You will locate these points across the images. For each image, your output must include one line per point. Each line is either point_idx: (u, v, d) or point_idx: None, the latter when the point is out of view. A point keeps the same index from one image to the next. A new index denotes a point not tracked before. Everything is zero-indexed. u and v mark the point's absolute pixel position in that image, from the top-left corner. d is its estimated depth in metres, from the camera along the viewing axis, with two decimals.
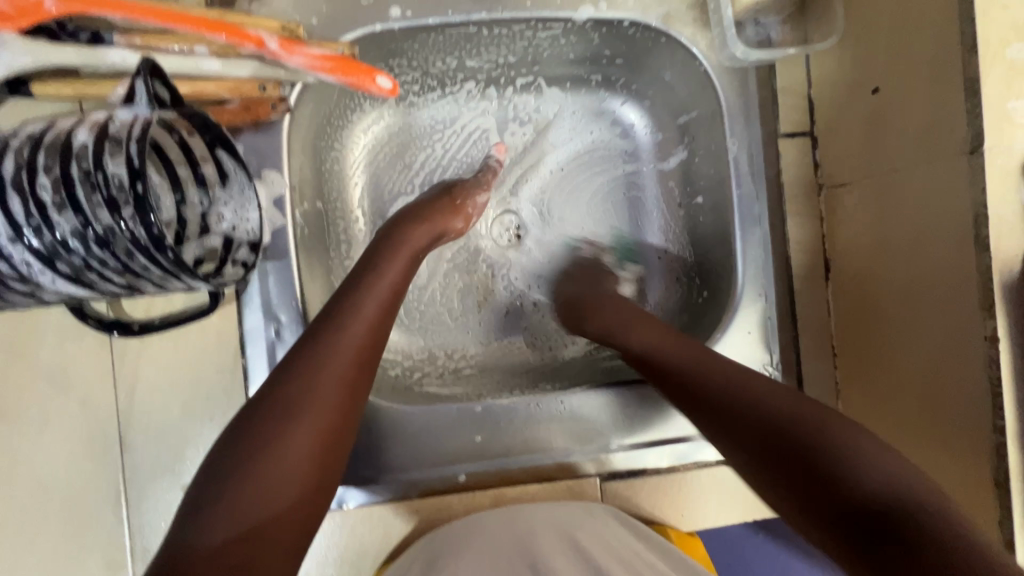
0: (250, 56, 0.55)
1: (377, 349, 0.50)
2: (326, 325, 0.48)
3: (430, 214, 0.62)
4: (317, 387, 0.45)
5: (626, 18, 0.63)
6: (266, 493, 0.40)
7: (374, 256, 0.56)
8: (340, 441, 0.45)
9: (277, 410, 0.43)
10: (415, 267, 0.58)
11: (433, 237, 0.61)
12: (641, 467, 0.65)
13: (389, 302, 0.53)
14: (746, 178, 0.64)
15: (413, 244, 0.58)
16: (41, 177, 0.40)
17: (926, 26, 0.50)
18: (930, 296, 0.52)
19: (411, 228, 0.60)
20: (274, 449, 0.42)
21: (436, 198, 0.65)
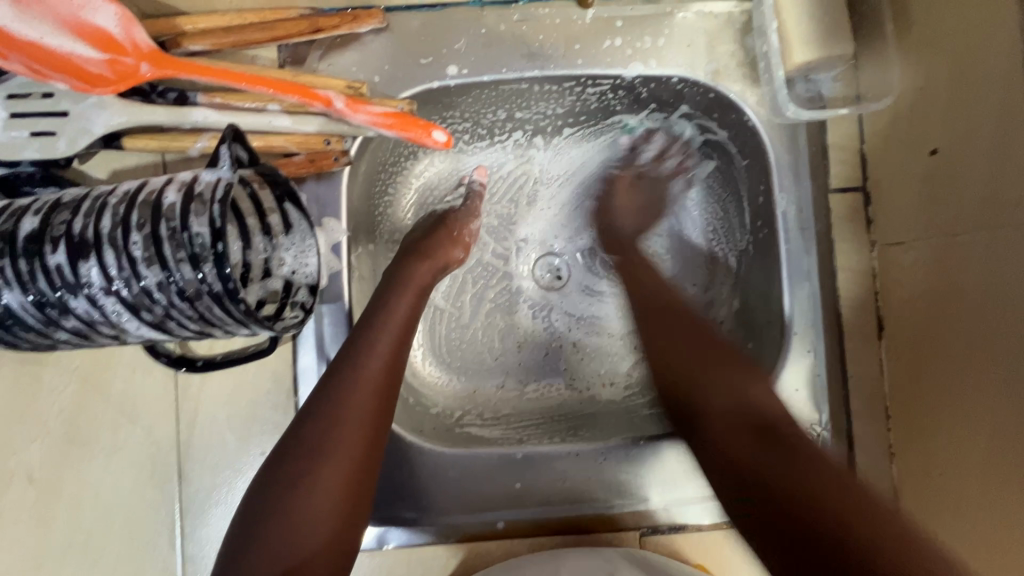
0: (318, 113, 0.59)
1: (396, 381, 0.51)
2: (344, 359, 0.50)
3: (431, 250, 0.64)
4: (341, 423, 0.46)
5: (675, 74, 0.64)
6: (301, 524, 0.43)
7: (384, 291, 0.57)
8: (365, 480, 0.46)
9: (303, 449, 0.45)
10: (424, 300, 0.59)
11: (437, 270, 0.63)
12: (681, 523, 0.63)
13: (404, 332, 0.54)
14: (794, 232, 0.64)
15: (420, 280, 0.60)
16: (134, 234, 0.44)
17: (988, 94, 0.49)
18: (995, 365, 0.50)
19: (415, 266, 0.61)
20: (307, 487, 0.44)
21: (434, 232, 0.66)
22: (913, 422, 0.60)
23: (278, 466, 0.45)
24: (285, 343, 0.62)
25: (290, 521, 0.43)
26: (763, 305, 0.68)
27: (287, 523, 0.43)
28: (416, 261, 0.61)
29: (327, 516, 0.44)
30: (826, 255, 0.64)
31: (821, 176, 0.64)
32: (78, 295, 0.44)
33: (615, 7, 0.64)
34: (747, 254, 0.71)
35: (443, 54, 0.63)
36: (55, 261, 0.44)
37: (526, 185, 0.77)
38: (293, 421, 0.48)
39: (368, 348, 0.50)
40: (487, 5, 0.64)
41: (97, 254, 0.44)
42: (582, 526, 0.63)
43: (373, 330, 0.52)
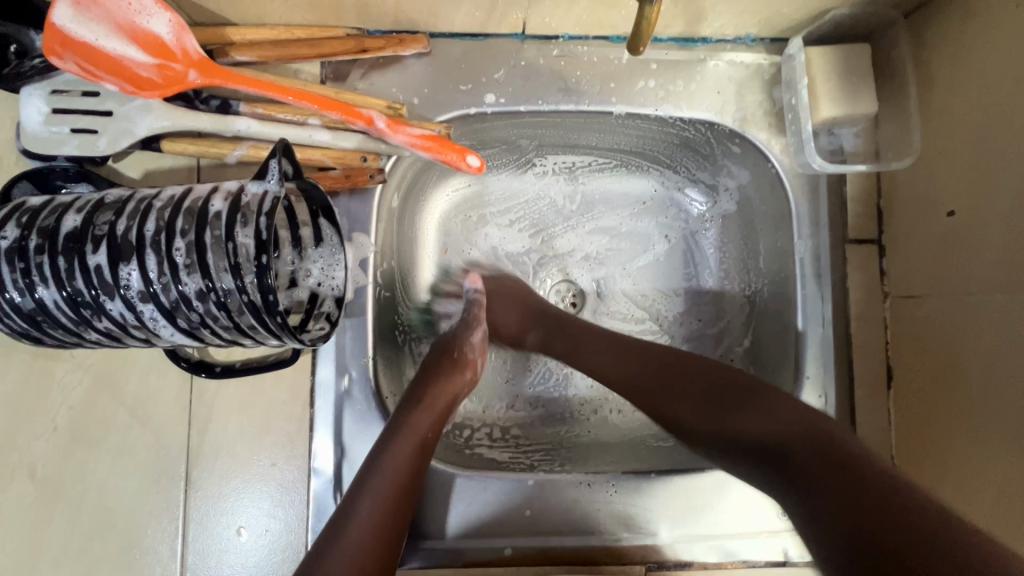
0: (358, 130, 0.60)
1: (390, 550, 0.48)
2: (339, 519, 0.47)
3: (437, 387, 0.61)
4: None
5: (703, 118, 0.67)
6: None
7: (383, 444, 0.53)
8: None
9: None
10: (428, 451, 0.55)
11: (440, 416, 0.59)
12: (689, 560, 0.63)
13: (402, 484, 0.51)
14: (811, 279, 0.66)
15: (427, 426, 0.56)
16: (177, 240, 0.44)
17: (1005, 165, 0.52)
18: (1006, 426, 0.52)
19: (415, 414, 0.57)
20: None
21: (435, 360, 0.65)
22: (920, 472, 0.61)
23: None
24: (304, 354, 0.62)
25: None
26: (777, 346, 0.70)
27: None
28: (418, 407, 0.58)
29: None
30: (841, 303, 0.66)
31: (839, 225, 0.66)
32: (116, 297, 0.45)
33: (651, 49, 0.66)
34: (761, 294, 0.73)
35: (481, 82, 0.65)
36: (95, 261, 0.44)
37: (547, 210, 0.79)
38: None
39: (367, 501, 0.49)
40: (528, 38, 0.66)
41: (139, 258, 0.44)
42: (588, 556, 0.62)
43: (362, 496, 0.49)
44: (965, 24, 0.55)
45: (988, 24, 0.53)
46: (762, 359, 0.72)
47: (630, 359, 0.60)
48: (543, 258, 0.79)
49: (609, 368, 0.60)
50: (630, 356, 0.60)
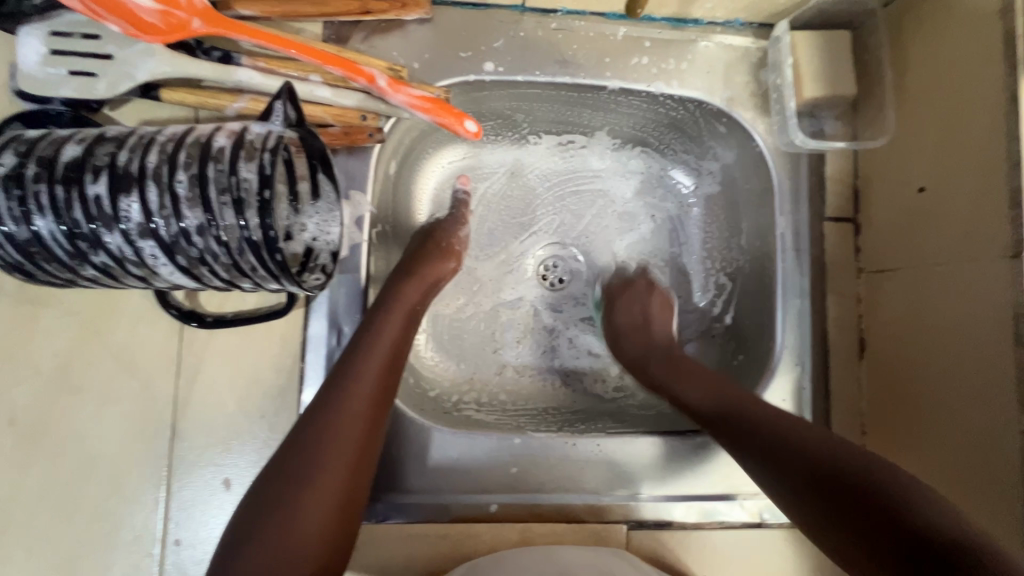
0: (360, 88, 0.61)
1: (386, 403, 0.50)
2: (340, 368, 0.50)
3: (421, 268, 0.62)
4: (332, 448, 0.45)
5: (694, 96, 0.70)
6: (295, 543, 0.41)
7: (372, 313, 0.55)
8: (361, 476, 0.46)
9: (291, 474, 0.43)
10: (415, 324, 0.57)
11: (427, 291, 0.61)
12: (668, 519, 0.64)
13: (399, 344, 0.53)
14: (791, 254, 0.69)
15: (409, 299, 0.58)
16: (179, 173, 0.45)
17: (972, 142, 0.56)
18: (970, 385, 0.55)
19: (406, 286, 0.59)
20: (303, 494, 0.43)
21: (424, 246, 0.67)
22: (889, 436, 0.64)
23: (260, 500, 0.43)
24: (297, 309, 0.62)
25: (283, 541, 0.41)
26: (757, 320, 0.73)
27: (279, 537, 0.41)
28: (408, 282, 0.60)
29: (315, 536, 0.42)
30: (818, 277, 0.69)
31: (817, 203, 0.69)
32: (114, 230, 0.45)
33: (645, 27, 0.69)
34: (742, 269, 0.76)
35: (481, 50, 0.67)
36: (94, 191, 0.44)
37: (540, 182, 0.81)
38: (282, 445, 0.46)
39: (366, 353, 0.51)
40: (527, 10, 0.68)
41: (139, 189, 0.44)
42: (571, 514, 0.64)
43: (358, 353, 0.51)
44: (940, 14, 0.59)
45: (959, 11, 0.57)
46: (743, 332, 0.75)
47: (735, 398, 0.56)
48: (537, 199, 0.81)
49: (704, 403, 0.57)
50: (734, 395, 0.57)
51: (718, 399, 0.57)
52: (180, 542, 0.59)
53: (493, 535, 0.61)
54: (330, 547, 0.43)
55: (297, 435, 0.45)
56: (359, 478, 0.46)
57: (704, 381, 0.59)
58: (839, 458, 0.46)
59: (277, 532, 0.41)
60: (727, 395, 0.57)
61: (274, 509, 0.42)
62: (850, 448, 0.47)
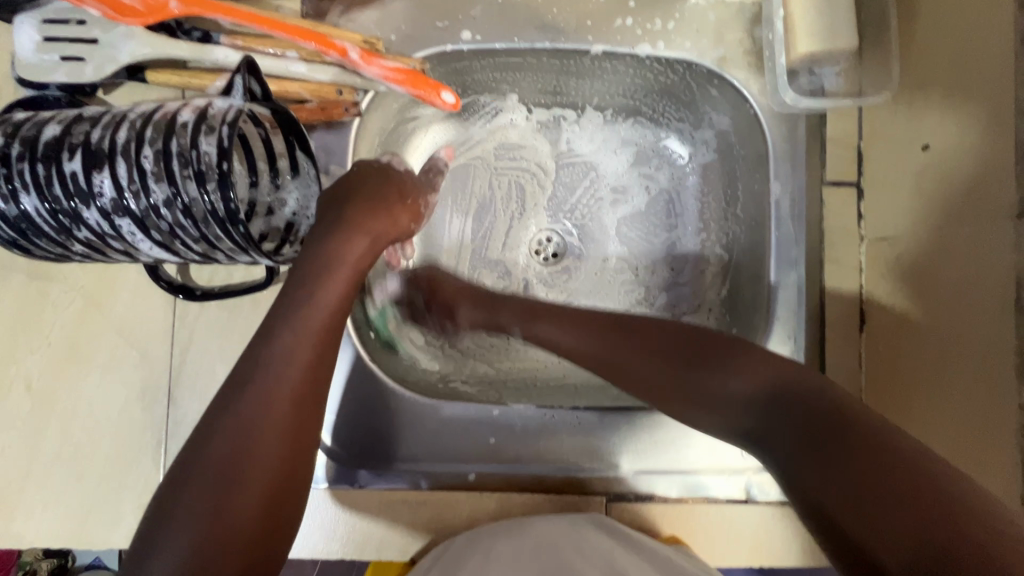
0: (334, 63, 0.62)
1: (319, 386, 0.46)
2: (267, 349, 0.44)
3: (372, 225, 0.56)
4: (252, 447, 0.41)
5: (681, 57, 0.66)
6: (216, 551, 0.38)
7: (306, 272, 0.49)
8: (291, 473, 0.43)
9: (211, 476, 0.40)
10: (358, 285, 0.52)
11: (374, 247, 0.56)
12: (650, 492, 0.64)
13: (333, 318, 0.48)
14: (786, 221, 0.65)
15: (355, 258, 0.52)
16: (146, 148, 0.47)
17: (979, 90, 0.50)
18: (968, 354, 0.51)
19: (347, 242, 0.53)
20: (219, 500, 0.39)
21: (377, 193, 0.58)
22: (889, 411, 0.60)
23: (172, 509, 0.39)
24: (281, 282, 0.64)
25: (198, 556, 0.38)
26: (751, 291, 0.70)
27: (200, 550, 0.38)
28: (354, 234, 0.54)
29: (235, 549, 0.39)
30: (815, 245, 0.65)
31: (816, 167, 0.65)
32: (91, 205, 0.47)
33: None
34: (738, 237, 0.73)
35: (458, 19, 0.66)
36: (70, 168, 0.47)
37: (528, 152, 0.80)
38: (192, 441, 0.41)
39: (295, 330, 0.46)
40: None
41: (110, 165, 0.46)
42: (551, 486, 0.64)
43: (287, 329, 0.46)
44: None
45: None
46: (737, 305, 0.72)
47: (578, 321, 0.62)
48: (526, 169, 0.80)
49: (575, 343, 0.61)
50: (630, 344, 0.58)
51: (592, 334, 0.60)
52: None
53: (472, 501, 0.63)
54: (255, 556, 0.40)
55: (208, 427, 0.41)
56: (289, 470, 0.43)
57: (571, 320, 0.63)
58: (765, 385, 0.48)
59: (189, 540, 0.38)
60: (574, 323, 0.62)
61: (188, 514, 0.39)
62: (771, 362, 0.50)
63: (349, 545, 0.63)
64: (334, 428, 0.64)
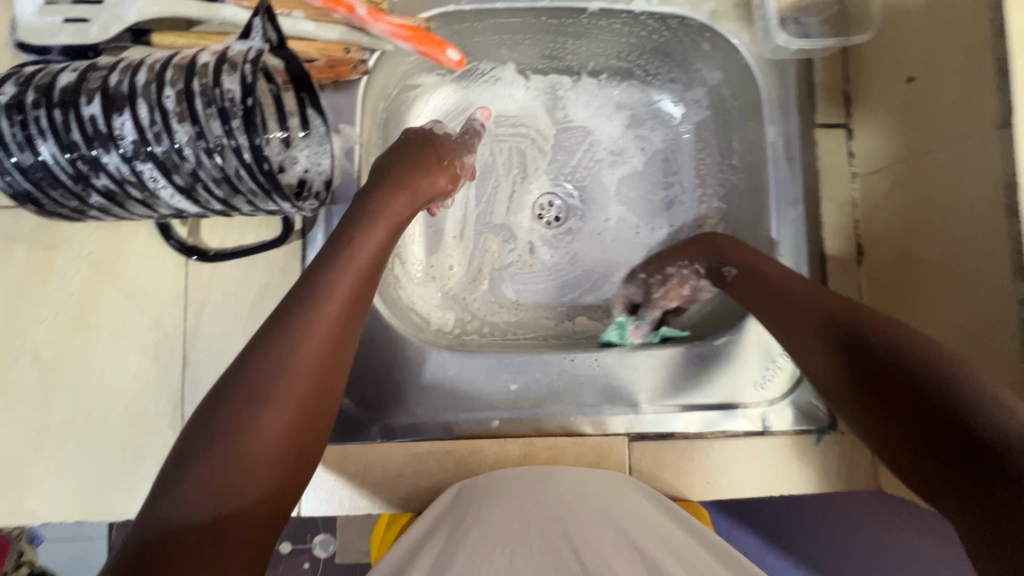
0: (341, 21, 0.63)
1: (350, 324, 0.50)
2: (307, 286, 0.49)
3: (416, 182, 0.62)
4: (285, 371, 0.45)
5: (675, 12, 0.69)
6: (250, 463, 0.42)
7: (357, 220, 0.55)
8: (322, 399, 0.47)
9: (248, 394, 0.43)
10: (396, 236, 0.58)
11: (414, 205, 0.62)
12: (671, 430, 0.65)
13: (368, 269, 0.53)
14: (782, 162, 0.68)
15: (396, 211, 0.58)
16: (167, 90, 0.47)
17: (956, 18, 0.54)
18: (961, 265, 0.54)
19: (393, 196, 0.59)
20: (254, 418, 0.43)
21: (421, 156, 0.65)
22: None
23: (210, 419, 0.43)
24: (294, 241, 0.64)
25: (229, 470, 0.41)
26: (751, 234, 0.72)
27: (225, 460, 0.41)
28: (396, 192, 0.60)
29: (264, 460, 0.43)
30: (811, 184, 0.68)
31: (807, 111, 0.68)
32: (112, 150, 0.47)
33: None
34: (734, 186, 0.76)
35: None
36: (89, 112, 0.46)
37: (526, 121, 0.82)
38: (234, 362, 0.45)
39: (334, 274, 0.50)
40: None
41: (130, 107, 0.46)
42: (573, 429, 0.65)
43: (327, 272, 0.50)
44: None
45: None
46: None
47: (790, 294, 0.57)
48: (525, 136, 0.82)
49: (788, 312, 0.57)
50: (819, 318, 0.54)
51: (797, 305, 0.56)
52: None
53: (496, 449, 0.63)
54: (281, 471, 0.44)
55: (247, 354, 0.45)
56: (319, 399, 0.46)
57: (785, 298, 0.58)
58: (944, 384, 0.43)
59: (222, 453, 0.41)
60: (784, 298, 0.58)
61: (221, 433, 0.42)
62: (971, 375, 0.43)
63: (377, 498, 0.63)
64: (355, 384, 0.64)
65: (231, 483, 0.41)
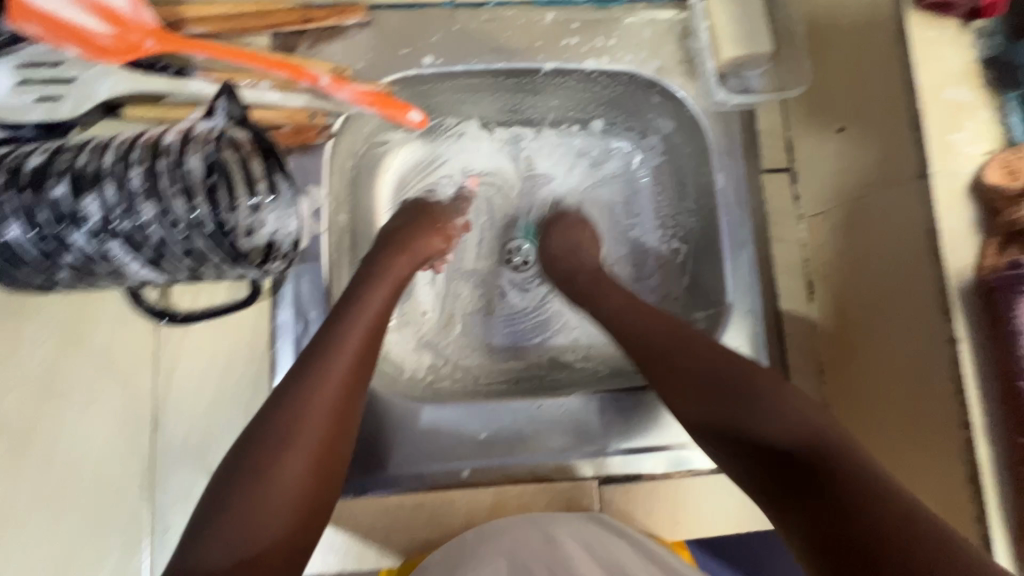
0: (305, 90, 0.66)
1: (363, 371, 0.56)
2: (325, 338, 0.56)
3: (412, 246, 0.70)
4: (308, 414, 0.51)
5: (624, 70, 0.73)
6: (276, 501, 0.47)
7: (363, 280, 0.63)
8: (339, 439, 0.52)
9: (275, 436, 0.49)
10: (399, 293, 0.65)
11: (415, 265, 0.70)
12: (639, 471, 0.66)
13: (376, 320, 0.60)
14: (733, 207, 0.71)
15: (397, 274, 0.66)
16: (134, 170, 0.49)
17: (875, 77, 0.59)
18: (896, 303, 0.58)
19: (394, 261, 0.67)
20: (280, 458, 0.48)
21: (417, 224, 0.73)
22: (842, 371, 0.66)
23: (241, 462, 0.48)
24: (264, 300, 0.65)
25: (259, 507, 0.46)
26: (709, 274, 0.75)
27: (257, 497, 0.46)
28: (395, 257, 0.67)
29: (289, 499, 0.48)
30: (761, 227, 0.71)
31: (753, 158, 0.73)
32: (79, 229, 0.49)
33: (572, 12, 0.73)
34: (691, 228, 0.79)
35: (419, 46, 0.71)
36: (58, 193, 0.48)
37: (493, 171, 0.85)
38: (262, 408, 0.51)
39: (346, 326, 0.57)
40: (459, 6, 0.72)
41: (98, 188, 0.48)
42: (543, 475, 0.66)
43: (342, 325, 0.57)
44: None
45: None
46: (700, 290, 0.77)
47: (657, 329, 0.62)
48: (494, 185, 0.85)
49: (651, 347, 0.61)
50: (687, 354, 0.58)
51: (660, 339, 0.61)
52: (167, 531, 0.62)
53: (469, 499, 0.64)
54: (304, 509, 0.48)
55: (274, 400, 0.51)
56: (337, 440, 0.52)
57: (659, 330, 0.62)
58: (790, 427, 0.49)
59: (254, 490, 0.46)
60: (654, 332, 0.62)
61: (253, 473, 0.47)
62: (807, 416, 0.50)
63: (349, 556, 0.63)
64: None
65: (263, 518, 0.46)
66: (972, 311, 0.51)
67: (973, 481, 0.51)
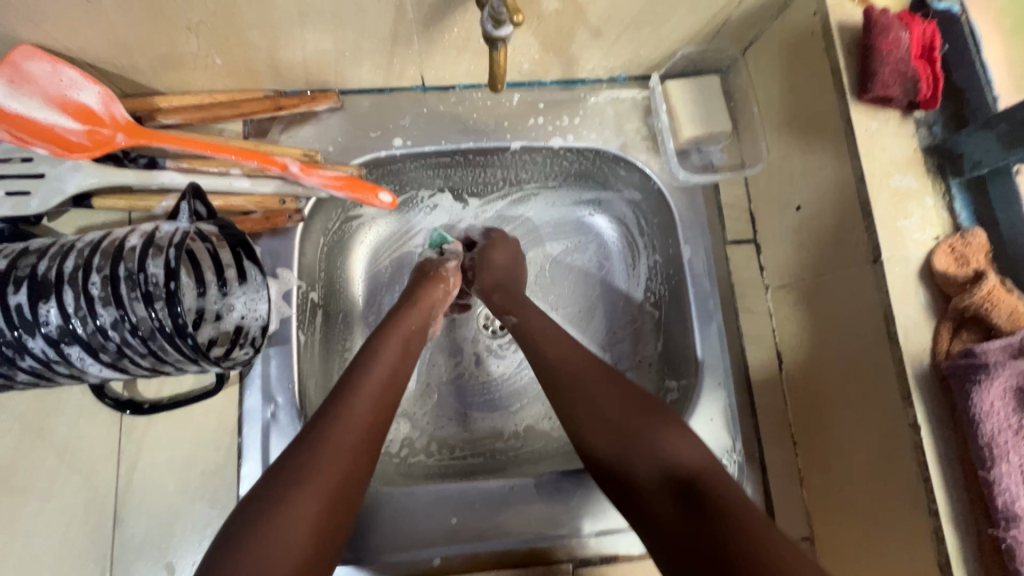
0: (275, 176, 0.67)
1: (379, 429, 0.54)
2: (339, 393, 0.55)
3: (418, 299, 0.69)
4: (316, 468, 0.48)
5: (590, 146, 0.76)
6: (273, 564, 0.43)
7: (373, 337, 0.62)
8: (345, 499, 0.49)
9: (278, 489, 0.47)
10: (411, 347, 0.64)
11: (426, 320, 0.69)
12: (614, 552, 0.65)
13: (394, 373, 0.59)
14: (700, 278, 0.72)
15: (406, 326, 0.65)
16: (93, 276, 0.50)
17: (826, 161, 0.61)
18: (858, 383, 0.58)
19: (404, 313, 0.67)
20: (283, 512, 0.46)
21: (421, 278, 0.73)
22: (813, 445, 0.65)
23: (239, 523, 0.45)
24: (231, 385, 0.65)
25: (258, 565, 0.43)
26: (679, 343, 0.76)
27: (259, 553, 0.43)
28: (405, 311, 0.67)
29: (288, 560, 0.44)
30: (728, 298, 0.73)
31: (718, 231, 0.75)
32: (36, 334, 0.48)
33: (538, 92, 0.76)
34: (660, 295, 0.80)
35: (390, 128, 0.73)
36: (16, 301, 0.48)
37: None
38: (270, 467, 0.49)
39: (362, 379, 0.56)
40: (428, 89, 0.74)
41: (57, 295, 0.49)
42: (516, 560, 0.64)
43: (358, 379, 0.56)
44: (784, 50, 0.66)
45: (798, 52, 0.64)
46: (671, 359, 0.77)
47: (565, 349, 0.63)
48: None
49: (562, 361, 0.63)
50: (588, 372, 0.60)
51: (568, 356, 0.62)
52: None
53: None
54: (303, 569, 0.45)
55: (285, 456, 0.49)
56: (343, 498, 0.49)
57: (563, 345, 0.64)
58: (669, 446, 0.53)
59: (252, 546, 0.43)
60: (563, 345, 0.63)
61: (255, 526, 0.45)
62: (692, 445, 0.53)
63: None
64: None
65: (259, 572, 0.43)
66: (929, 395, 0.52)
67: (942, 569, 0.50)
